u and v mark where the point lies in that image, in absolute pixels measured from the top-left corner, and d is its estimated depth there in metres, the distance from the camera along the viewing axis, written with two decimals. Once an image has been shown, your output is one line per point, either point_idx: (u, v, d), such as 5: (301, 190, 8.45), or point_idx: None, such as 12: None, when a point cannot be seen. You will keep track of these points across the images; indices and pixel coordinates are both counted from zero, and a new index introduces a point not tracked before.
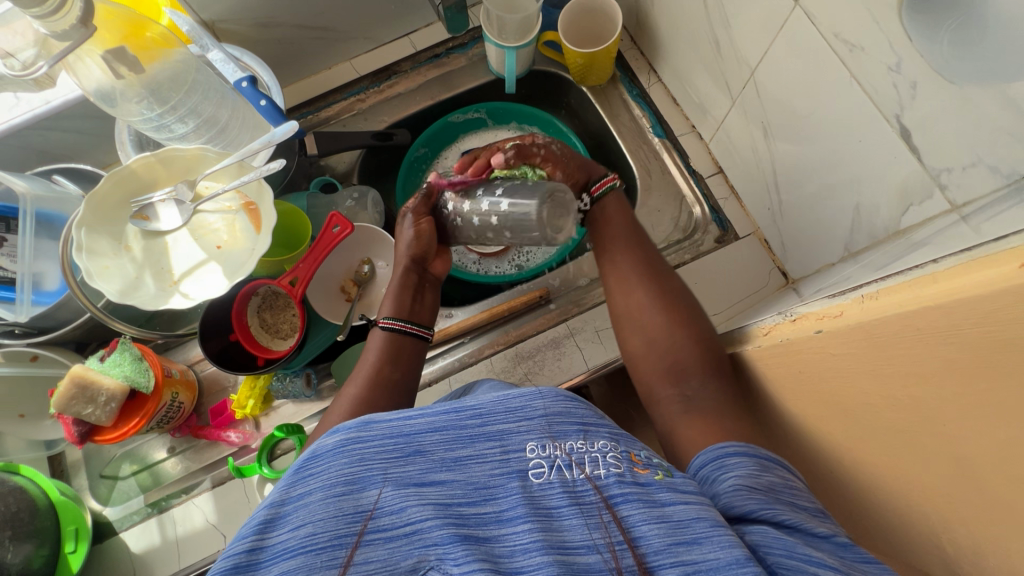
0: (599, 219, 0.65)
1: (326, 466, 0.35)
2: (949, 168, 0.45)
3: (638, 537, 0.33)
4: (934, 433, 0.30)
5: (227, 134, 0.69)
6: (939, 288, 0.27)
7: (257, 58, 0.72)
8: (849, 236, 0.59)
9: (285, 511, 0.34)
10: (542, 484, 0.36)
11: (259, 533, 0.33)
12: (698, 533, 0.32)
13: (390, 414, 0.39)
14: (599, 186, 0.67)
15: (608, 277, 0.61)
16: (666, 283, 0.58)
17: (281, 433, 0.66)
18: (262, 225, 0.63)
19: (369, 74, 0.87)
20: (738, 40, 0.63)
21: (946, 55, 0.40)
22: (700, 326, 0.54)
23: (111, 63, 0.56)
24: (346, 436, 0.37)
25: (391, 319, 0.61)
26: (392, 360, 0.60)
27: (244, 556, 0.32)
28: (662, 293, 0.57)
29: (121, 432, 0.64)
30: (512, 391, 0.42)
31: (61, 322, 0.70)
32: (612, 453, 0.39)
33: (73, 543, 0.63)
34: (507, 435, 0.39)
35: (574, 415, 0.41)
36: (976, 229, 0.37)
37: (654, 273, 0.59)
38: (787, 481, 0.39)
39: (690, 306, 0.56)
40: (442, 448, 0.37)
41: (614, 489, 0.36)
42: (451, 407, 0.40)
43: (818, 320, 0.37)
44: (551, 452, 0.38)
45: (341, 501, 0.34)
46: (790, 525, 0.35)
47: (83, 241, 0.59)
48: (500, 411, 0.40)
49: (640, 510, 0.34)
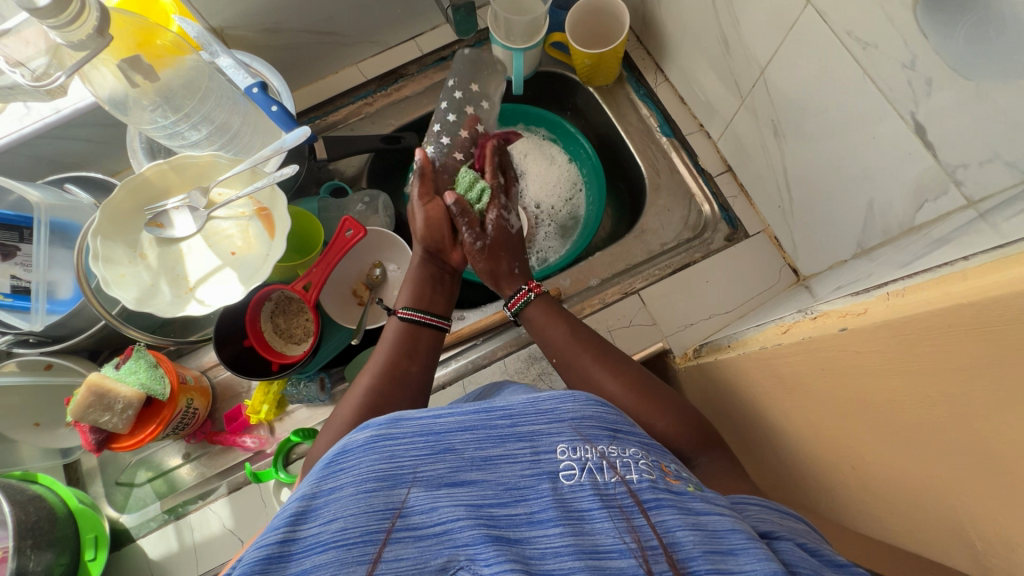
0: (542, 323, 0.64)
1: (357, 461, 0.35)
2: (965, 164, 0.45)
3: (673, 543, 0.32)
4: (963, 429, 0.30)
5: (238, 141, 0.69)
6: (969, 286, 0.27)
7: (267, 64, 0.72)
8: (863, 232, 0.60)
9: (317, 504, 0.33)
10: (573, 485, 0.36)
11: (291, 524, 0.32)
12: (734, 544, 0.33)
13: (420, 413, 0.39)
14: (515, 301, 0.66)
15: (569, 373, 0.61)
16: (627, 370, 0.58)
17: (298, 437, 0.67)
18: (277, 230, 0.63)
19: (376, 78, 0.87)
20: (748, 39, 0.64)
21: (962, 52, 0.41)
22: (678, 407, 0.54)
23: (126, 71, 0.56)
24: (376, 433, 0.37)
25: (408, 310, 0.62)
26: (410, 355, 0.59)
27: (275, 547, 0.31)
28: (626, 384, 0.56)
29: (138, 439, 0.64)
30: (542, 394, 0.43)
31: (76, 330, 0.70)
32: (642, 461, 0.39)
33: (92, 551, 0.63)
34: (538, 436, 0.39)
35: (604, 421, 0.41)
36: (996, 225, 0.37)
37: (612, 363, 0.59)
38: (802, 519, 0.40)
39: (655, 387, 0.56)
40: (472, 447, 0.37)
41: (647, 494, 0.36)
42: (480, 407, 0.41)
43: (841, 318, 0.37)
44: (582, 454, 0.38)
45: (373, 497, 0.33)
46: (811, 549, 0.36)
47: (98, 249, 0.59)
48: (530, 412, 0.40)
49: (675, 516, 0.34)
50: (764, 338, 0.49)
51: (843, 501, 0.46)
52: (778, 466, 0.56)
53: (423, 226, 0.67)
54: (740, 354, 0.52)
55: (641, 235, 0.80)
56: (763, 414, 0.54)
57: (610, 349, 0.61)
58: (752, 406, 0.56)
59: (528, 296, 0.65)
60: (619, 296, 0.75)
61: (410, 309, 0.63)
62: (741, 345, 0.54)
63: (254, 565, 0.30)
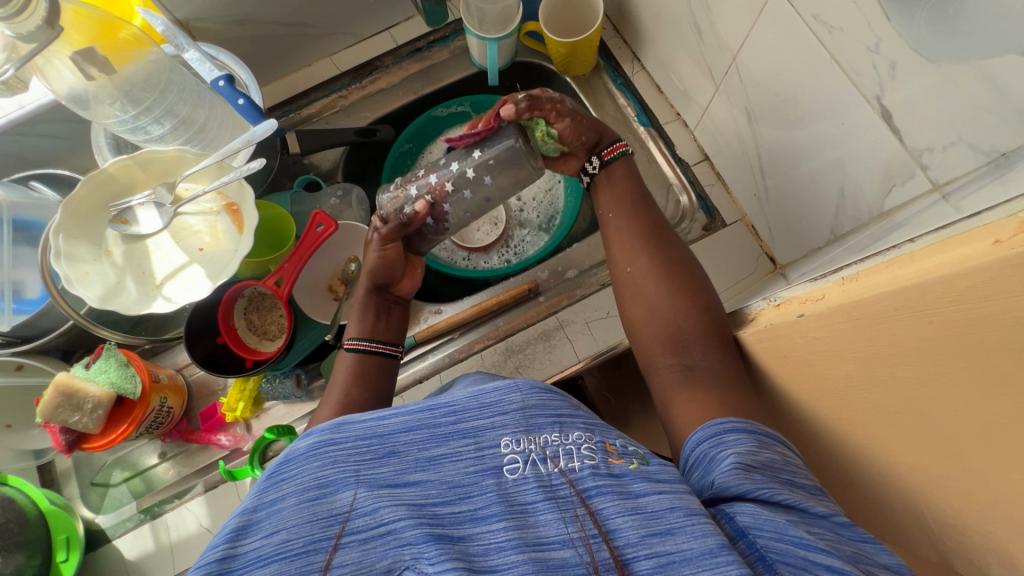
0: (605, 184, 0.64)
1: (299, 470, 0.35)
2: (930, 147, 0.45)
3: (613, 530, 0.33)
4: (918, 412, 0.30)
5: (205, 135, 0.68)
6: (915, 266, 0.27)
7: (234, 57, 0.71)
8: (835, 219, 0.59)
9: (258, 518, 0.33)
10: (516, 479, 0.36)
11: (231, 541, 0.32)
12: (672, 524, 0.33)
13: (364, 415, 0.39)
14: (611, 151, 0.64)
15: (612, 242, 0.60)
16: (671, 251, 0.57)
17: (273, 434, 0.65)
18: (244, 226, 0.63)
19: (350, 70, 0.85)
20: (719, 25, 0.63)
21: (923, 34, 0.40)
22: (704, 297, 0.53)
23: (80, 65, 0.54)
24: (319, 439, 0.37)
25: (355, 340, 0.61)
26: (360, 381, 0.59)
27: (216, 566, 0.31)
28: (664, 262, 0.56)
29: (109, 438, 0.63)
30: (487, 386, 0.42)
31: (45, 330, 0.69)
32: (587, 445, 0.39)
33: (65, 552, 0.63)
34: (482, 431, 0.38)
35: (549, 408, 0.41)
36: (955, 209, 0.36)
37: (659, 241, 0.58)
38: (784, 457, 0.39)
39: (693, 275, 0.55)
40: (416, 447, 0.37)
41: (589, 482, 0.36)
42: (425, 405, 0.40)
43: (800, 304, 0.36)
44: (526, 446, 0.38)
45: (315, 506, 0.33)
46: (785, 505, 0.36)
47: (61, 248, 0.58)
48: (474, 407, 0.40)
49: (614, 503, 0.34)
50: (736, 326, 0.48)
51: None
52: None
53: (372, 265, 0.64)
54: None
55: None
56: None
57: (664, 229, 0.60)
58: None
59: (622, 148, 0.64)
60: (598, 287, 0.74)
61: (359, 340, 0.61)
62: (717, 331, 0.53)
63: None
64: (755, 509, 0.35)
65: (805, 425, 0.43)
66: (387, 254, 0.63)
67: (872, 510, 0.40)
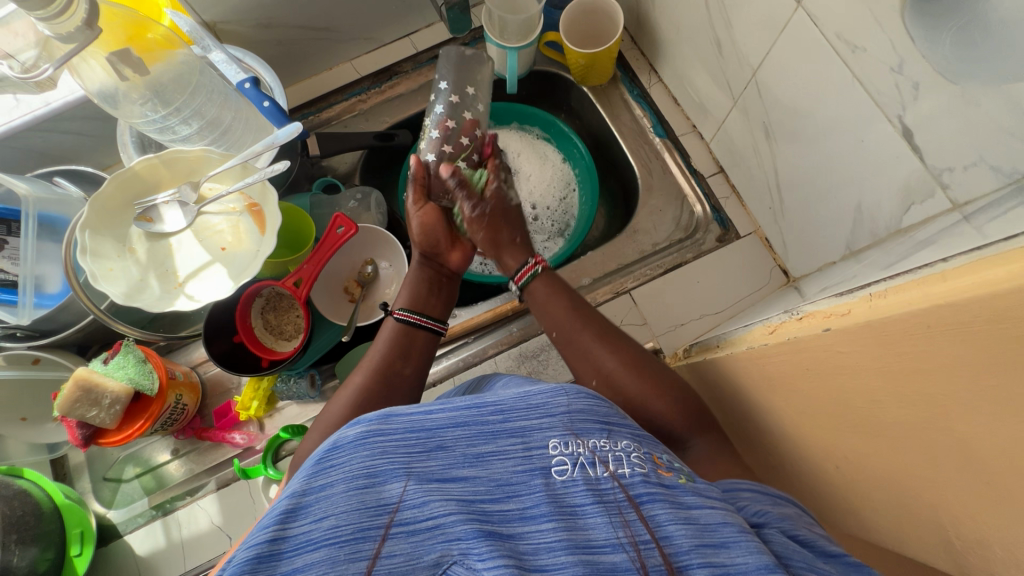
0: (542, 300, 0.63)
1: (347, 458, 0.35)
2: (950, 167, 0.45)
3: (666, 536, 0.33)
4: (941, 430, 0.31)
5: (229, 136, 0.69)
6: (948, 287, 0.28)
7: (259, 59, 0.72)
8: (850, 235, 0.60)
9: (307, 501, 0.33)
10: (565, 481, 0.37)
11: (280, 522, 0.32)
12: (726, 537, 0.33)
13: (410, 409, 0.39)
14: (522, 275, 0.64)
15: (569, 351, 0.60)
16: (629, 349, 0.58)
17: (287, 433, 0.66)
18: (267, 227, 0.63)
19: (370, 75, 0.87)
20: (740, 41, 0.64)
21: (948, 56, 0.41)
22: (674, 387, 0.55)
23: (115, 65, 0.56)
24: (368, 429, 0.37)
25: (405, 311, 0.61)
26: (404, 354, 0.59)
27: (266, 545, 0.31)
28: (625, 364, 0.56)
29: (125, 434, 0.64)
30: (532, 389, 0.43)
31: (64, 325, 0.69)
32: (635, 454, 0.40)
33: (79, 546, 0.63)
34: (529, 432, 0.40)
35: (596, 414, 0.42)
36: (978, 229, 0.37)
37: (615, 341, 0.59)
38: (795, 510, 0.40)
39: (657, 368, 0.56)
40: (464, 443, 0.38)
41: (640, 488, 0.36)
42: (471, 403, 0.41)
43: (825, 319, 0.38)
44: (574, 450, 0.39)
45: (364, 494, 0.34)
46: (802, 540, 0.37)
47: (87, 243, 0.58)
48: (521, 407, 0.41)
49: (666, 510, 0.35)
50: (752, 339, 0.49)
51: (827, 500, 0.46)
52: (763, 465, 0.57)
53: (420, 231, 0.66)
54: (728, 353, 0.53)
55: (633, 235, 0.80)
56: (748, 412, 0.54)
57: (613, 329, 0.60)
58: (739, 405, 0.56)
59: (535, 269, 0.64)
60: (611, 295, 0.76)
61: (407, 312, 0.62)
62: (730, 344, 0.54)
63: (244, 564, 0.30)
64: (781, 537, 0.36)
65: (821, 439, 0.43)
66: (424, 212, 0.66)
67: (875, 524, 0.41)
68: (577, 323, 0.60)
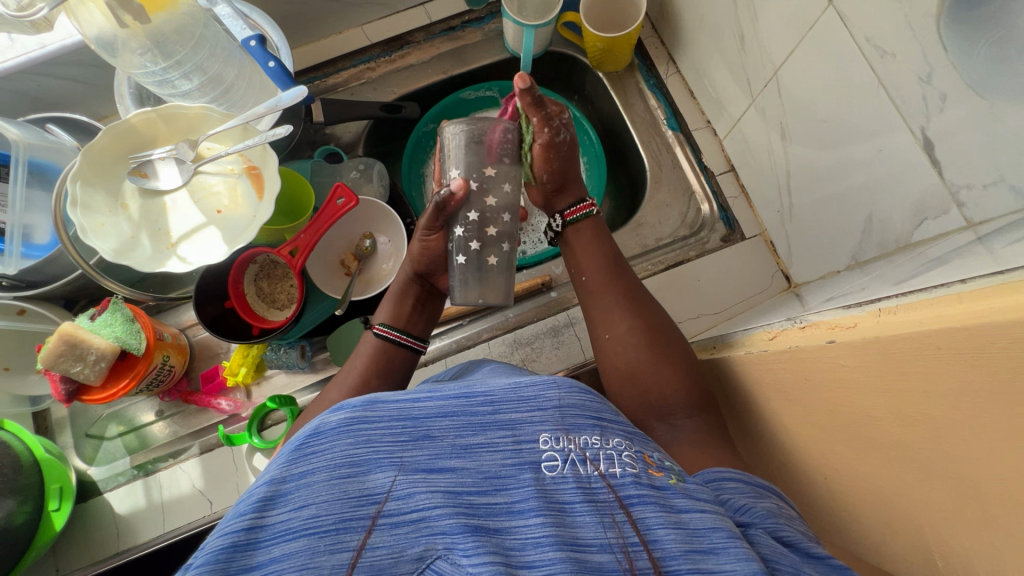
0: (583, 242, 0.62)
1: (328, 445, 0.35)
2: (969, 185, 0.44)
3: (655, 540, 0.33)
4: (939, 450, 0.30)
5: (230, 95, 0.67)
6: (963, 309, 0.27)
7: (267, 16, 0.69)
8: (859, 244, 0.59)
9: (286, 489, 0.33)
10: (555, 477, 0.36)
11: (258, 511, 0.32)
12: (715, 543, 0.33)
13: (398, 395, 0.39)
14: (575, 211, 0.63)
15: (589, 300, 0.60)
16: (651, 314, 0.57)
17: (273, 404, 0.66)
18: (265, 191, 0.61)
19: (381, 43, 0.84)
20: (765, 37, 0.62)
21: (981, 69, 0.39)
22: (686, 362, 0.54)
23: (114, 9, 0.52)
24: (351, 415, 0.36)
25: (385, 327, 0.60)
26: (380, 371, 0.58)
27: (243, 533, 0.31)
28: (645, 327, 0.56)
29: (109, 392, 0.63)
30: (525, 380, 0.42)
31: (52, 277, 0.68)
32: (627, 452, 0.39)
33: (57, 501, 0.63)
34: (520, 425, 0.39)
35: (588, 409, 0.41)
36: (992, 252, 0.36)
37: (639, 305, 0.58)
38: (781, 505, 0.41)
39: (670, 341, 0.55)
40: (453, 434, 0.37)
41: (631, 490, 0.36)
42: (461, 392, 0.40)
43: (829, 331, 0.38)
44: (565, 446, 0.38)
45: (346, 483, 0.33)
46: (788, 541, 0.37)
47: (78, 196, 0.57)
48: (512, 400, 0.40)
49: (656, 513, 0.34)
50: (753, 343, 0.49)
51: (809, 508, 0.46)
52: None
53: (417, 252, 0.61)
54: (725, 355, 0.54)
55: (637, 228, 0.80)
56: (739, 415, 0.54)
57: (642, 287, 0.59)
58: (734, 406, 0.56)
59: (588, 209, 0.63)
60: None
61: (387, 326, 0.60)
62: (729, 347, 0.55)
63: (220, 552, 0.30)
64: (768, 540, 0.36)
65: (812, 446, 0.43)
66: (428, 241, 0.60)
67: (853, 534, 0.41)
68: (605, 278, 0.59)
